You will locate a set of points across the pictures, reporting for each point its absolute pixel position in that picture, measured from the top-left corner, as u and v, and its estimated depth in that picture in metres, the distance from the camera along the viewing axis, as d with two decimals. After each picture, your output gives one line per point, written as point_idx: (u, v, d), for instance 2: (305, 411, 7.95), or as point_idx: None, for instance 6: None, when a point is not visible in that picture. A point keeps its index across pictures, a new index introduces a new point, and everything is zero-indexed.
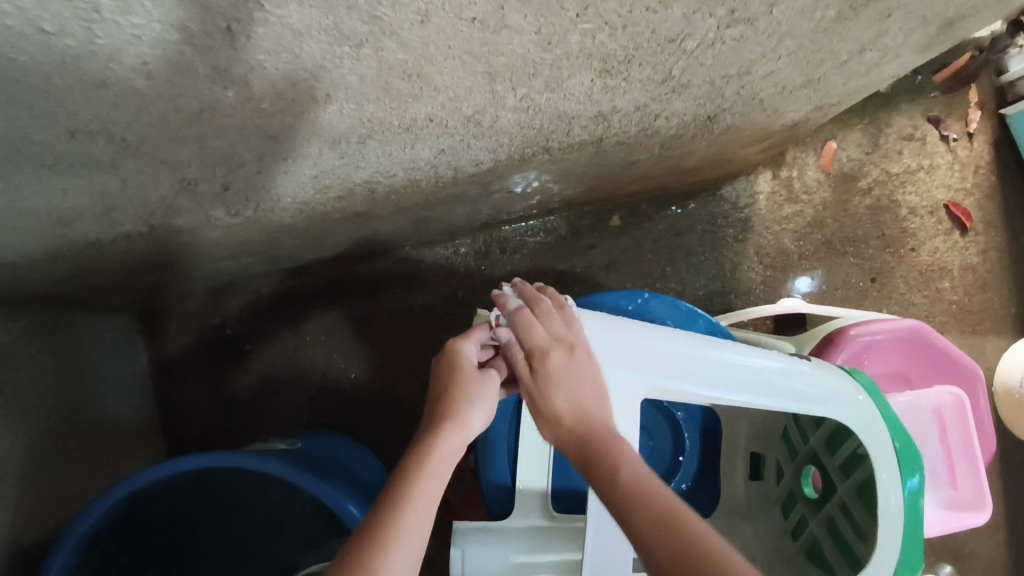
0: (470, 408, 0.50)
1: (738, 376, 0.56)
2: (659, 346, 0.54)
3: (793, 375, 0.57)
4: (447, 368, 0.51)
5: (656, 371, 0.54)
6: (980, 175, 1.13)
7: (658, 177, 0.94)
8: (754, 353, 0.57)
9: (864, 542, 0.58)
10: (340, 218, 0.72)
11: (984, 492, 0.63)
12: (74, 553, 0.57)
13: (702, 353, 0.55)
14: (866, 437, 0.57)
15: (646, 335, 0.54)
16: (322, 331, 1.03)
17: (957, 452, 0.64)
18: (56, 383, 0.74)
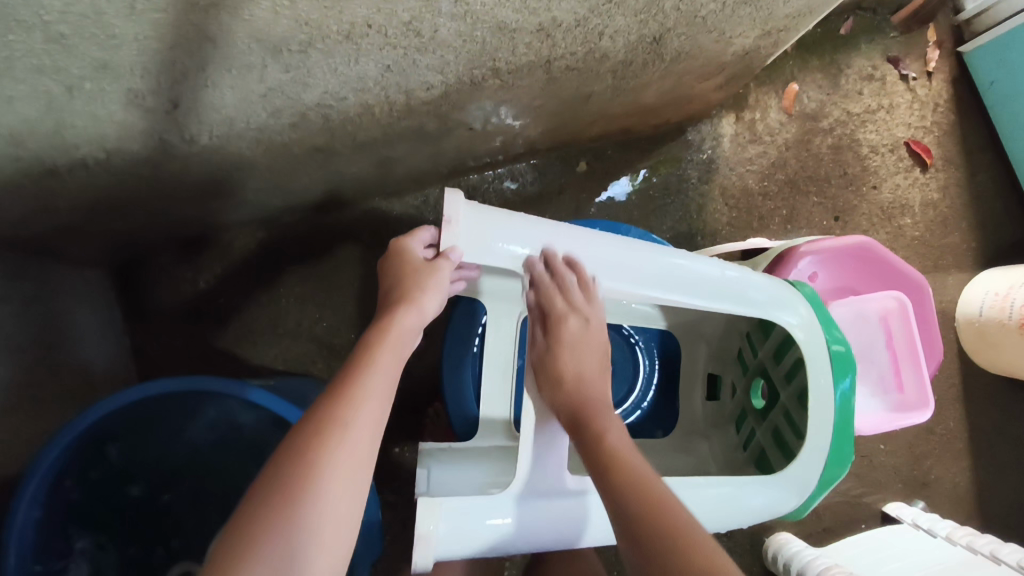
0: (422, 297, 0.56)
1: (688, 281, 0.58)
2: (605, 251, 0.56)
3: (740, 280, 0.59)
4: (395, 265, 0.58)
5: (607, 275, 0.56)
6: (940, 112, 1.16)
7: (619, 117, 0.96)
8: (703, 261, 0.59)
9: (798, 440, 0.60)
10: (301, 153, 0.73)
11: (929, 391, 0.65)
12: (43, 487, 0.59)
13: (651, 258, 0.57)
14: (806, 337, 0.59)
15: (592, 241, 0.56)
16: (295, 282, 1.04)
17: (902, 354, 0.67)
18: (29, 326, 0.76)
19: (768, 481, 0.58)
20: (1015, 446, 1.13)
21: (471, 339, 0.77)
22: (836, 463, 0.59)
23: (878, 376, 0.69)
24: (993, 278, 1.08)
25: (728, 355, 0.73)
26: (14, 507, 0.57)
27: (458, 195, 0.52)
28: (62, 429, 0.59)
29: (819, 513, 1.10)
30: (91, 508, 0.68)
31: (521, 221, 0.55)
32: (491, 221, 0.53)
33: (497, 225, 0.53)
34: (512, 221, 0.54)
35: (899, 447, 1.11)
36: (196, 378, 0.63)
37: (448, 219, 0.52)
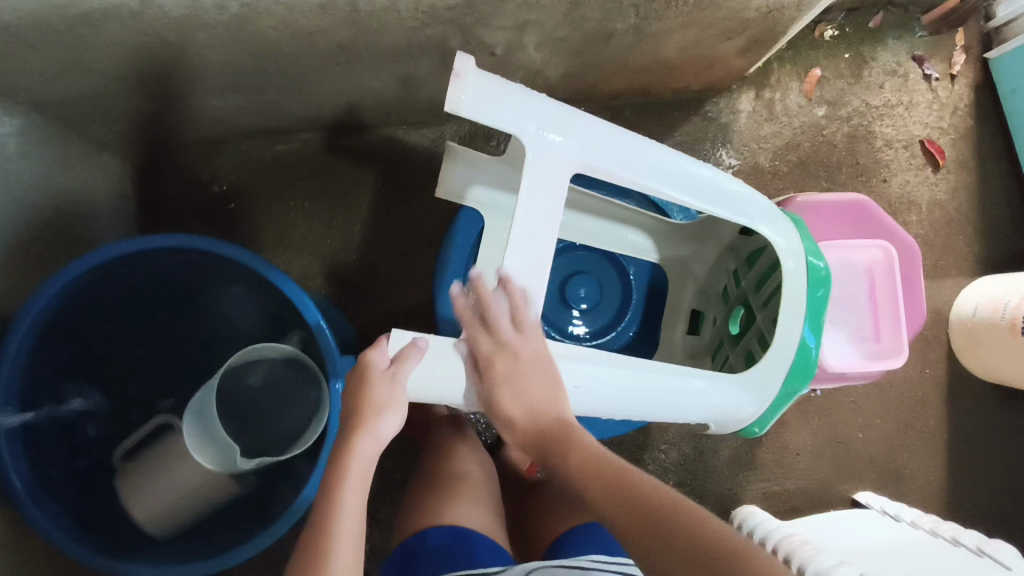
0: (379, 418, 0.57)
1: (682, 179, 0.62)
2: (605, 137, 0.60)
3: (730, 185, 0.64)
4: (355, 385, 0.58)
5: (607, 158, 0.60)
6: (958, 116, 1.17)
7: (639, 71, 0.98)
8: (697, 163, 0.63)
9: (763, 350, 0.66)
10: (326, 50, 0.76)
11: (903, 340, 0.72)
12: (42, 317, 0.63)
13: (645, 153, 0.61)
14: (792, 259, 0.63)
15: (595, 125, 0.60)
16: (305, 198, 1.06)
17: (883, 306, 0.73)
18: (46, 186, 0.78)
19: (729, 384, 0.64)
20: (994, 453, 1.13)
21: (465, 248, 0.80)
22: (797, 377, 0.65)
23: (858, 326, 0.75)
24: (989, 283, 1.08)
25: (714, 292, 0.78)
26: (13, 331, 0.61)
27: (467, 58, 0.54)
28: (66, 267, 0.63)
29: (790, 493, 1.11)
30: (86, 356, 0.72)
31: (524, 94, 0.57)
32: (494, 88, 0.55)
33: (505, 95, 0.56)
34: (514, 93, 0.57)
35: (877, 438, 1.12)
36: (195, 236, 0.67)
37: (456, 74, 0.53)
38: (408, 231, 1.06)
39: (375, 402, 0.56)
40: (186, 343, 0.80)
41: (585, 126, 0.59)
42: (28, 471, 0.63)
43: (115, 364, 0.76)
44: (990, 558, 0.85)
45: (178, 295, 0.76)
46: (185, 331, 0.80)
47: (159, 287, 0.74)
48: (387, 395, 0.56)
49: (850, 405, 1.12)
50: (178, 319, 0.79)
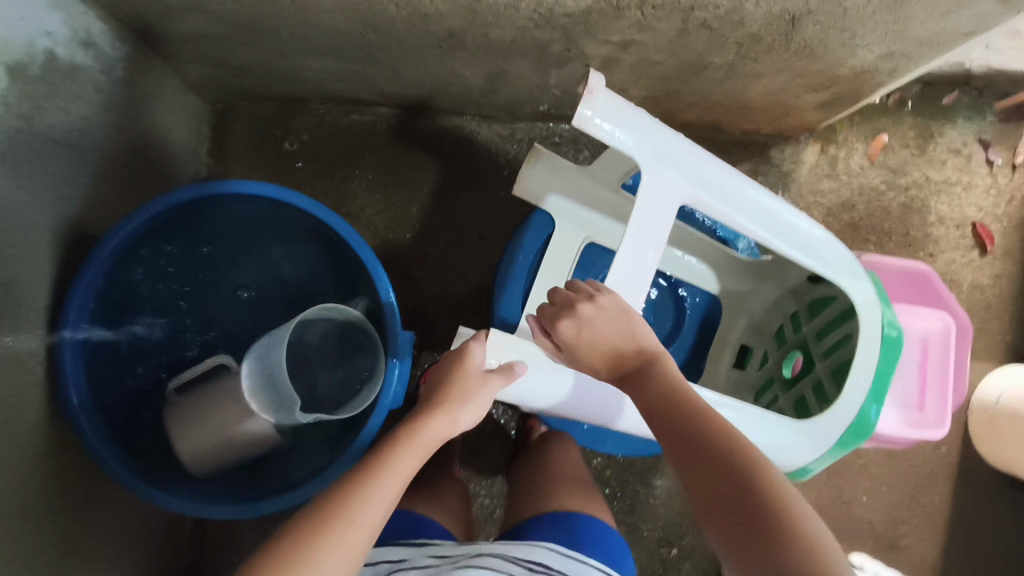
0: (463, 406, 0.64)
1: (773, 221, 0.67)
2: (710, 169, 0.65)
3: (816, 233, 0.69)
4: (454, 368, 0.65)
5: (711, 189, 0.65)
6: (1013, 205, 1.19)
7: (718, 107, 1.00)
8: (789, 208, 0.69)
9: (823, 405, 0.72)
10: (434, 33, 0.78)
11: (946, 414, 0.77)
12: (133, 234, 0.67)
13: (743, 191, 0.66)
14: (869, 318, 0.69)
15: (704, 159, 0.65)
16: (370, 170, 1.08)
17: (932, 376, 0.78)
18: (139, 116, 0.80)
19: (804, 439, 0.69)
20: (991, 540, 1.14)
21: (533, 250, 0.82)
22: (854, 433, 0.70)
23: (903, 392, 0.79)
24: (1016, 372, 1.09)
25: (766, 330, 0.84)
26: (105, 242, 0.65)
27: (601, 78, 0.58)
28: (166, 193, 0.66)
29: None
30: (160, 280, 0.76)
31: (643, 120, 0.62)
32: (621, 109, 0.60)
33: (630, 116, 0.60)
34: (635, 117, 0.61)
35: (882, 505, 1.13)
36: (289, 189, 0.70)
37: (591, 89, 0.58)
38: (465, 221, 1.08)
39: (462, 391, 0.64)
40: (254, 289, 0.83)
41: (697, 158, 0.64)
42: (84, 383, 0.66)
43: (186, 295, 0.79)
44: None
45: (257, 238, 0.80)
46: (256, 275, 0.83)
47: (243, 226, 0.78)
48: (480, 389, 0.64)
49: (860, 468, 1.13)
50: (252, 262, 0.82)
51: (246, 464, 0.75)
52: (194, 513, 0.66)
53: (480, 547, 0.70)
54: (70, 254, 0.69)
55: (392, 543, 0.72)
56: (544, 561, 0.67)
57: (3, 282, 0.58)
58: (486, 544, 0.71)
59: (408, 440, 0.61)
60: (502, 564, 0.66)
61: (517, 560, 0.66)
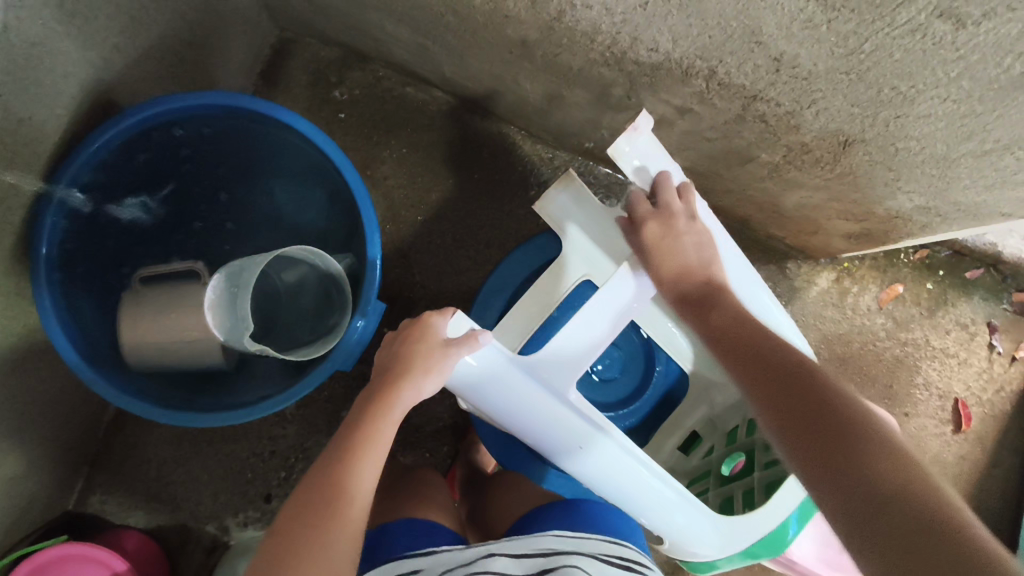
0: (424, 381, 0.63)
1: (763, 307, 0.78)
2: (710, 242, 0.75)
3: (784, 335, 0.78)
4: (416, 342, 0.64)
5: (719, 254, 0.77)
6: (1000, 395, 1.18)
7: (751, 202, 1.01)
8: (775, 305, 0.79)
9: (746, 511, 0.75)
10: (508, 36, 0.78)
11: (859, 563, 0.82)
12: (159, 116, 0.68)
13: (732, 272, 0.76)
14: None
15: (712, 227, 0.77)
16: (406, 145, 1.08)
17: None
18: (206, 16, 0.81)
19: (697, 512, 0.71)
20: None
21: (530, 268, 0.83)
22: (767, 545, 0.75)
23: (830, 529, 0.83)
24: None
25: (721, 426, 0.85)
26: (130, 114, 0.65)
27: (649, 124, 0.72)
28: (202, 91, 0.68)
29: None
30: (167, 171, 0.77)
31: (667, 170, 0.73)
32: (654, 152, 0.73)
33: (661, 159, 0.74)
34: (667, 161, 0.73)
35: None
36: (320, 132, 0.71)
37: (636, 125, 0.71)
38: (476, 224, 1.09)
39: (425, 366, 0.63)
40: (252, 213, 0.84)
41: (703, 237, 0.75)
42: (58, 240, 0.66)
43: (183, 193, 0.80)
44: None
45: (273, 168, 0.81)
46: (260, 203, 0.84)
47: (265, 153, 0.79)
48: (443, 362, 0.63)
49: None
50: (260, 190, 0.83)
51: (184, 373, 0.74)
52: (114, 399, 0.66)
53: (485, 547, 0.67)
54: (91, 116, 0.70)
55: (402, 556, 0.67)
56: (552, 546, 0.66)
57: (15, 117, 0.58)
58: (491, 542, 0.68)
59: (381, 419, 0.63)
60: (511, 562, 0.63)
61: (522, 557, 0.64)
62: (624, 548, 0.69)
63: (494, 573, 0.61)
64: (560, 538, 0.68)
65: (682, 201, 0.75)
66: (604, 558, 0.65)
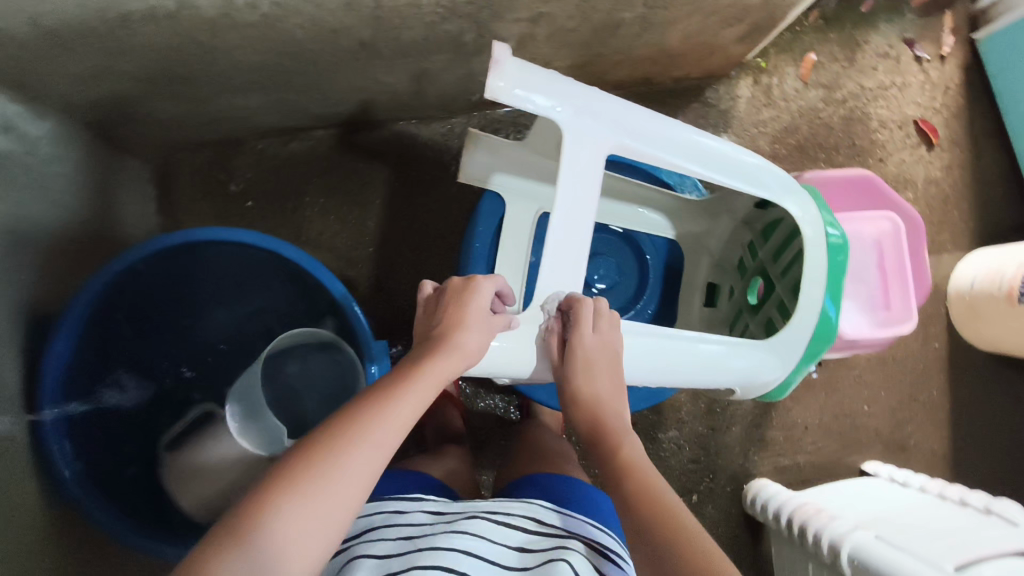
0: (466, 329, 0.59)
1: (714, 160, 0.70)
2: (633, 117, 0.66)
3: (750, 162, 0.71)
4: (451, 296, 0.62)
5: (648, 140, 0.67)
6: (950, 95, 1.21)
7: (643, 61, 1.01)
8: (724, 144, 0.71)
9: (783, 320, 0.75)
10: (346, 46, 0.78)
11: (911, 307, 0.81)
12: (92, 305, 0.67)
13: (672, 131, 0.68)
14: (812, 228, 0.72)
15: (630, 110, 0.66)
16: (321, 194, 1.08)
17: (891, 275, 0.83)
18: (78, 191, 0.81)
19: (748, 348, 0.72)
20: (996, 425, 1.17)
21: (489, 234, 0.83)
22: (820, 339, 0.74)
23: (870, 294, 0.84)
24: (986, 256, 1.11)
25: (729, 265, 0.86)
26: (64, 319, 0.65)
27: (506, 49, 0.58)
28: (112, 259, 0.67)
29: (801, 467, 1.13)
30: (128, 344, 0.77)
31: (563, 84, 0.62)
32: (530, 76, 0.60)
33: (540, 81, 0.61)
34: (552, 81, 0.61)
35: (884, 410, 1.15)
36: (239, 230, 0.70)
37: (496, 60, 0.58)
38: (421, 225, 1.09)
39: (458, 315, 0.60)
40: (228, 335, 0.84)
41: (621, 134, 0.65)
42: (75, 459, 0.67)
43: (157, 357, 0.80)
44: (996, 516, 0.86)
45: (219, 286, 0.81)
46: (231, 322, 0.84)
47: (204, 276, 0.78)
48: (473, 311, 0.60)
49: (854, 378, 1.15)
50: (221, 311, 0.83)
51: None
52: None
53: (492, 503, 0.68)
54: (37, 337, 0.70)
55: (395, 497, 0.70)
56: (546, 519, 0.65)
57: None
58: (505, 501, 0.69)
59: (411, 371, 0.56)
60: (492, 528, 0.63)
61: (505, 525, 0.64)
62: (607, 536, 0.66)
63: (470, 535, 0.61)
64: (543, 509, 0.67)
65: (583, 112, 0.63)
66: (586, 541, 0.63)
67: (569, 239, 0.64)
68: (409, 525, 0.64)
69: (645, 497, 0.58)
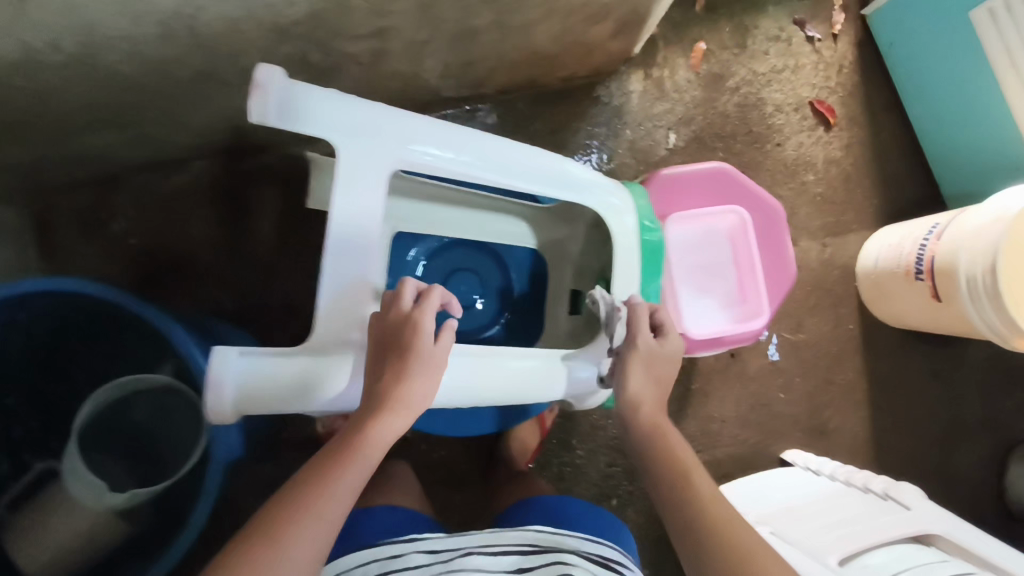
0: (405, 381, 0.54)
1: (526, 171, 0.67)
2: (431, 133, 0.62)
3: (566, 170, 0.70)
4: (393, 330, 0.55)
5: (450, 157, 0.63)
6: (844, 74, 1.20)
7: (519, 65, 0.99)
8: (540, 154, 0.68)
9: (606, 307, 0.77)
10: (184, 76, 0.75)
11: (764, 302, 0.87)
12: None
13: (479, 146, 0.65)
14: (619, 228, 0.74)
15: (431, 126, 0.62)
16: (208, 225, 1.06)
17: (744, 272, 0.88)
18: None
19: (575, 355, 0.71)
20: (913, 401, 1.17)
21: None
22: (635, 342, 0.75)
23: (729, 292, 0.89)
24: (886, 233, 1.11)
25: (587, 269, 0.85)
26: None
27: (274, 69, 0.53)
28: None
29: (720, 460, 1.12)
30: None
31: (347, 104, 0.58)
32: (303, 99, 0.55)
33: (316, 103, 0.56)
34: (329, 103, 0.56)
35: (799, 396, 1.15)
36: (83, 281, 0.66)
37: (261, 83, 0.52)
38: (312, 248, 1.07)
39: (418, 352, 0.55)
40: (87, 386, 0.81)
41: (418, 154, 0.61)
42: None
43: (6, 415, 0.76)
44: (893, 501, 0.86)
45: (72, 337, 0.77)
46: (87, 372, 0.81)
47: (52, 329, 0.75)
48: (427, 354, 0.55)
49: (768, 367, 1.14)
50: (76, 361, 0.80)
51: (99, 557, 0.75)
52: None
53: (466, 539, 0.65)
54: None
55: (376, 543, 0.65)
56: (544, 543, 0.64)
57: None
58: (473, 535, 0.66)
59: (362, 429, 0.53)
60: None
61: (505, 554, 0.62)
62: (606, 547, 0.67)
63: None
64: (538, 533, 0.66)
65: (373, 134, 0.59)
66: (586, 556, 0.64)
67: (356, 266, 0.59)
68: (406, 569, 0.61)
69: (690, 486, 0.60)
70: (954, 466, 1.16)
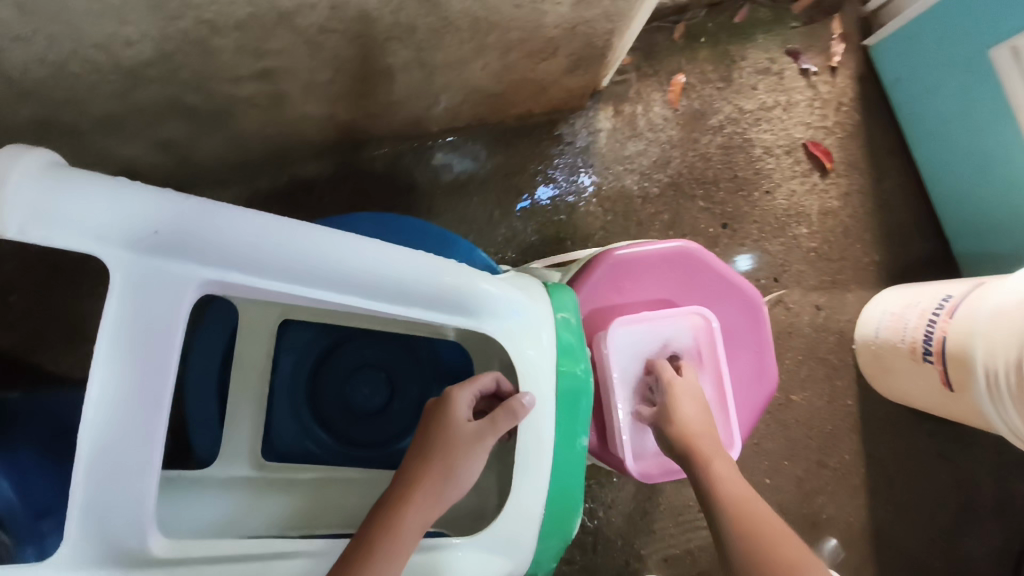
0: (448, 469, 0.50)
1: (407, 294, 0.47)
2: (262, 249, 0.42)
3: (469, 291, 0.50)
4: (438, 417, 0.52)
5: (291, 278, 0.44)
6: (843, 112, 1.05)
7: (460, 104, 0.84)
8: (432, 267, 0.48)
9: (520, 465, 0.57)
10: (26, 123, 0.61)
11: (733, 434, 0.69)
12: None
13: (349, 266, 0.45)
14: (534, 368, 0.54)
15: (266, 235, 0.42)
16: (102, 281, 0.91)
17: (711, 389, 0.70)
18: None
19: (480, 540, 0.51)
20: (918, 488, 1.02)
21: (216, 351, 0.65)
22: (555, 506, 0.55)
23: None
24: (891, 297, 0.96)
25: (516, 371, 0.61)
26: None
27: (18, 158, 0.36)
28: None
29: (696, 556, 0.97)
30: None
31: (132, 205, 0.39)
32: (59, 201, 0.37)
33: (80, 205, 0.38)
34: (101, 207, 0.38)
35: (789, 482, 1.00)
36: None
37: None
38: None
39: (459, 434, 0.51)
40: None
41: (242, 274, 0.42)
42: None
43: None
44: None
45: None
46: None
47: None
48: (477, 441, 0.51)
49: (752, 449, 0.99)
50: None
51: None
52: None
53: None
54: None
55: None
56: None
57: None
58: None
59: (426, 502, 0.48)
60: None
61: None
62: None
63: None
64: None
65: (170, 250, 0.40)
66: None
67: (131, 446, 0.40)
68: None
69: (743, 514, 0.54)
70: (965, 565, 1.01)
